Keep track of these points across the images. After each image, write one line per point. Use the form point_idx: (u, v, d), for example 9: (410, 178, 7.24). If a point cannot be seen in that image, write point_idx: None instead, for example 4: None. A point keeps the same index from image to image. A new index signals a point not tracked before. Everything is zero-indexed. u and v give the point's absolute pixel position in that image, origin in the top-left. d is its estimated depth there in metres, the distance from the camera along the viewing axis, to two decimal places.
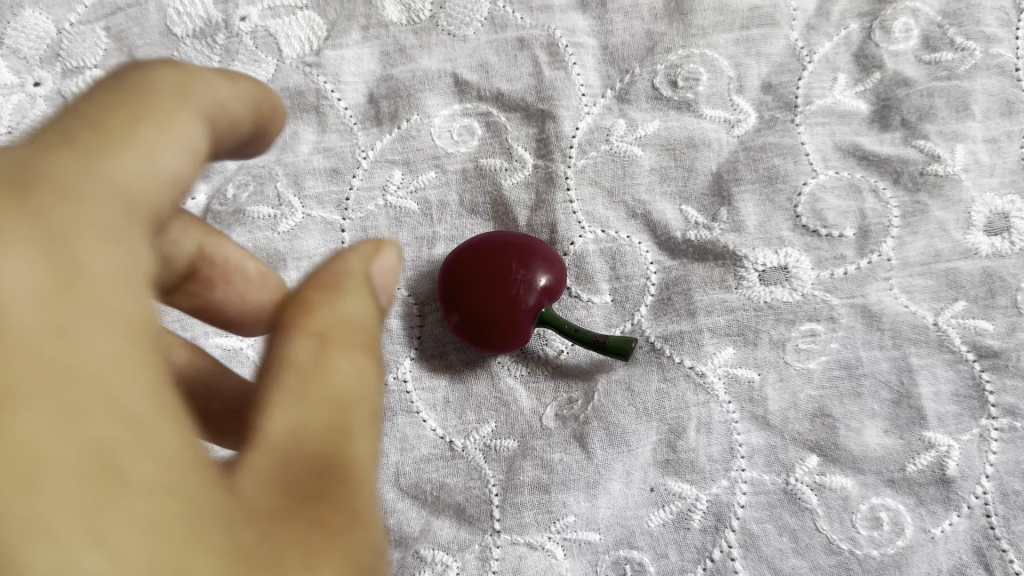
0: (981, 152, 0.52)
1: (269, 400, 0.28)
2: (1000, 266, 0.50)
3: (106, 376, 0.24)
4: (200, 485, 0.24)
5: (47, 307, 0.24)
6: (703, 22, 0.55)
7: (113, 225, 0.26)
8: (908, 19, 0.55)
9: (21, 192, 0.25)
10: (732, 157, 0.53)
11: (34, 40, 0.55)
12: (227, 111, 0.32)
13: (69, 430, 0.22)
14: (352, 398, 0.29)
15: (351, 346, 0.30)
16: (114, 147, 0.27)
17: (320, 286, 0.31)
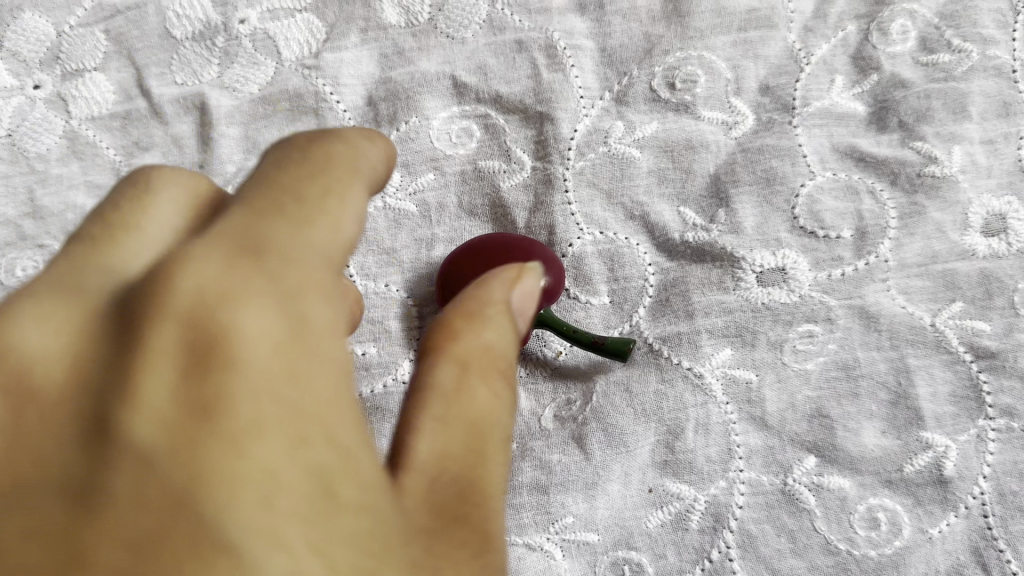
0: (978, 153, 0.52)
1: (423, 423, 0.30)
2: (996, 267, 0.50)
3: (325, 411, 0.26)
4: (377, 509, 0.27)
5: (273, 346, 0.26)
6: (701, 24, 0.55)
7: (320, 283, 0.28)
8: (905, 20, 0.55)
9: (257, 251, 0.27)
10: (730, 159, 0.53)
11: (33, 43, 0.55)
12: (377, 180, 0.32)
13: (296, 455, 0.25)
14: (488, 427, 0.31)
15: (489, 373, 0.31)
16: (313, 224, 0.28)
17: (464, 313, 0.32)
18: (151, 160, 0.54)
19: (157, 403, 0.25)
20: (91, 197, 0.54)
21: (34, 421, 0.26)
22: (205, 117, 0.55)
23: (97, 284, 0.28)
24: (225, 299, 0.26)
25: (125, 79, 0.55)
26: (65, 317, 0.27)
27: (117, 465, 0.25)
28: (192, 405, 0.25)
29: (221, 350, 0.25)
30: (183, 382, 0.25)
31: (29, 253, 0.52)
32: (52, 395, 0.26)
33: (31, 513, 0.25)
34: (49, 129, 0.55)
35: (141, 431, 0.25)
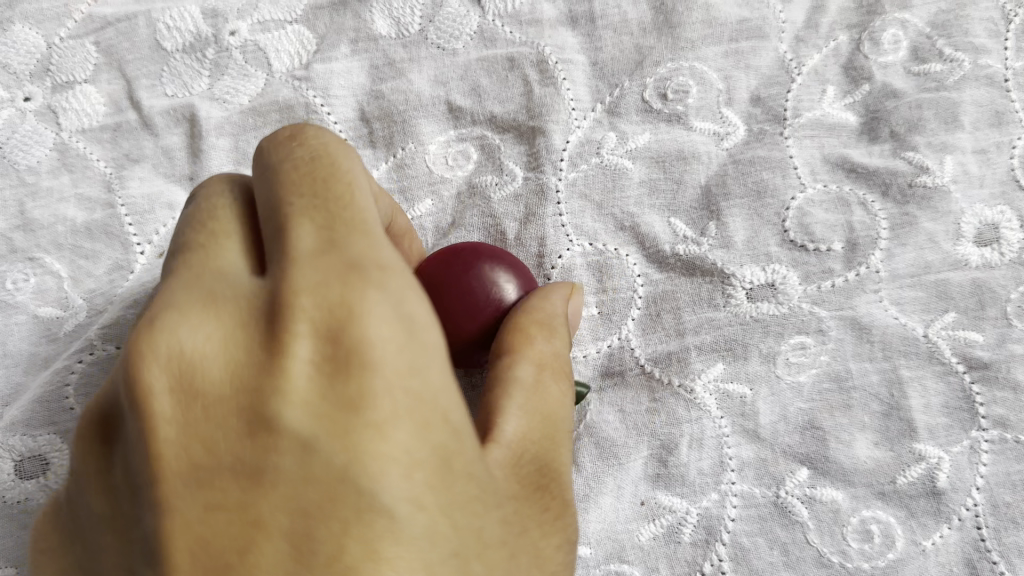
0: (970, 162, 0.52)
1: (512, 400, 0.38)
2: (989, 276, 0.50)
3: (439, 397, 0.32)
4: (479, 476, 0.34)
5: (397, 347, 0.31)
6: (692, 35, 0.55)
7: (409, 280, 0.33)
8: (897, 30, 0.55)
9: (360, 264, 0.32)
10: (721, 170, 0.53)
11: (24, 54, 0.55)
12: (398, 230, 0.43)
13: (421, 439, 0.31)
14: (557, 418, 0.40)
15: (557, 374, 0.40)
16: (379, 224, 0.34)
17: (535, 324, 0.41)
18: (142, 172, 0.54)
19: (309, 397, 0.31)
20: (81, 209, 0.53)
21: (197, 415, 0.31)
22: (195, 129, 0.54)
23: (222, 288, 0.33)
24: (353, 312, 0.31)
25: (115, 91, 0.55)
26: (217, 326, 0.32)
27: (285, 448, 0.30)
28: (338, 401, 0.31)
29: (357, 356, 0.31)
30: (328, 382, 0.31)
31: (19, 266, 0.52)
32: (211, 390, 0.31)
33: (204, 491, 0.31)
34: (39, 141, 0.54)
35: (295, 421, 0.30)
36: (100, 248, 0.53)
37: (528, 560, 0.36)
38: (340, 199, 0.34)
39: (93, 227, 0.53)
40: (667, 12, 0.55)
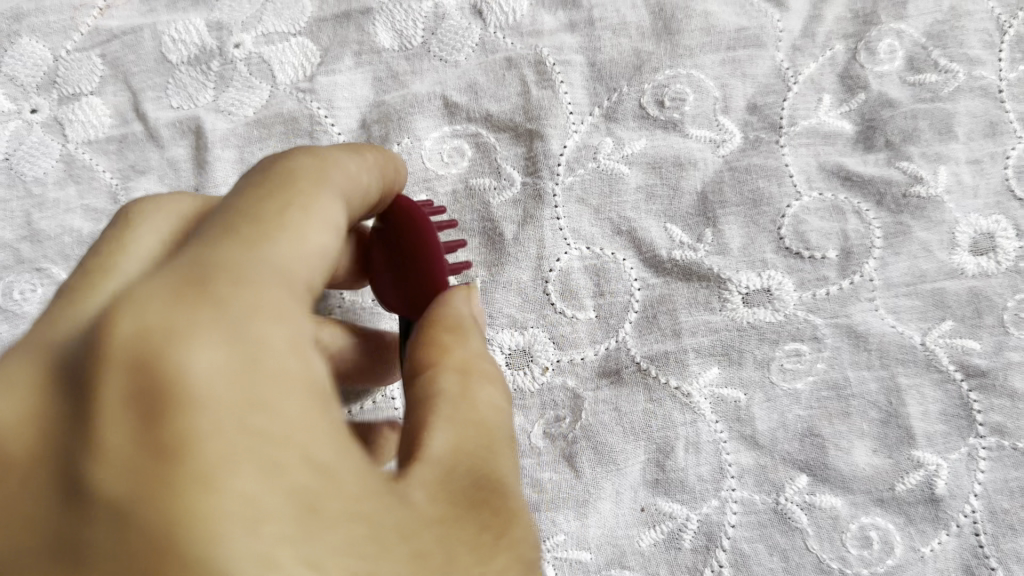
0: (965, 173, 0.53)
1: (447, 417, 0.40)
2: (986, 285, 0.50)
3: (297, 430, 0.27)
4: (372, 512, 0.28)
5: (229, 374, 0.26)
6: (691, 42, 0.55)
7: (268, 292, 0.29)
8: (892, 40, 0.55)
9: (200, 281, 0.28)
10: (717, 177, 0.54)
11: (31, 67, 0.56)
12: (312, 210, 0.33)
13: (275, 485, 0.26)
14: (491, 427, 0.35)
15: (483, 378, 0.36)
16: (268, 237, 0.31)
17: (454, 326, 0.37)
18: (148, 183, 0.55)
19: (121, 452, 0.26)
20: (87, 220, 0.54)
21: (18, 485, 0.28)
22: (200, 141, 0.55)
23: (59, 336, 0.30)
24: (172, 341, 0.26)
25: (121, 102, 0.56)
26: (37, 381, 0.29)
27: (100, 516, 0.26)
28: (153, 451, 0.25)
29: (173, 394, 0.26)
30: (142, 427, 0.26)
31: (27, 276, 0.53)
32: (25, 457, 0.28)
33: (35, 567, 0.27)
34: (46, 153, 0.55)
35: (108, 485, 0.26)
36: None
37: None
38: (228, 220, 0.31)
39: None
40: (666, 18, 0.55)
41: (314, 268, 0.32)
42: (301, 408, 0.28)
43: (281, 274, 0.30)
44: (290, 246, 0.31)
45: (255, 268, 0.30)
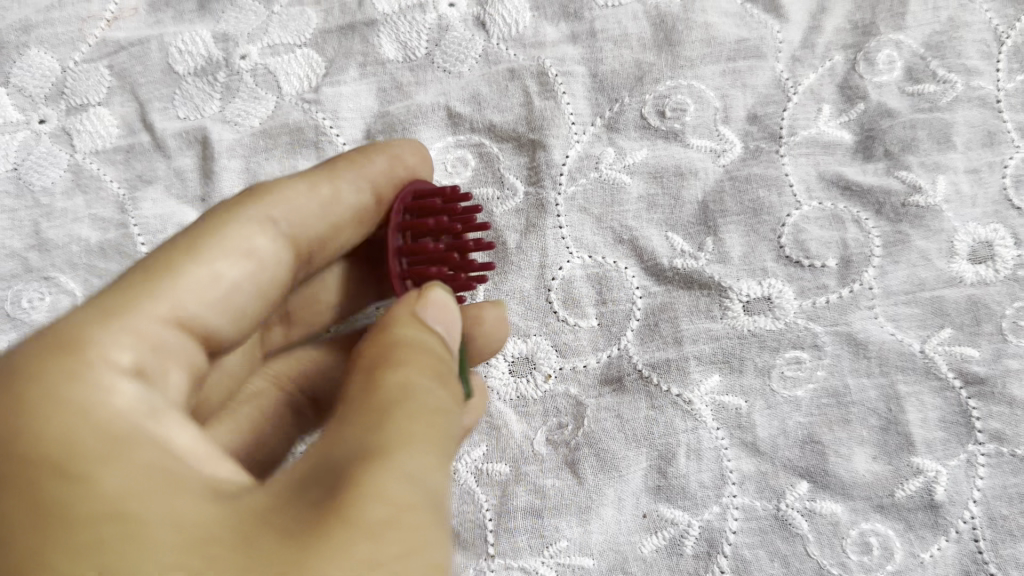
0: (963, 182, 0.53)
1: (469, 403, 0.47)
2: (985, 293, 0.51)
3: (77, 435, 0.29)
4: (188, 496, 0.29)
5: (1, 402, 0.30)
6: (691, 53, 0.56)
7: (84, 330, 0.32)
8: (891, 51, 0.56)
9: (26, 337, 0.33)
10: (718, 186, 0.54)
11: (39, 78, 0.57)
12: (201, 247, 0.36)
13: (34, 484, 0.28)
14: (378, 411, 0.32)
15: (397, 356, 0.35)
16: (137, 285, 0.34)
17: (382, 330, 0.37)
18: (155, 194, 0.55)
19: None
20: (95, 229, 0.55)
21: None
22: (207, 151, 0.56)
23: None
24: None
25: (128, 113, 0.57)
26: None
27: None
28: None
29: None
30: None
31: (35, 285, 0.54)
32: None
33: None
34: (54, 163, 0.56)
35: None
36: (114, 267, 0.54)
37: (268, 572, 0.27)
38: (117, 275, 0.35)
39: (107, 247, 0.55)
40: (667, 30, 0.56)
41: (195, 309, 0.35)
42: (88, 433, 0.29)
43: (135, 322, 0.33)
44: (158, 288, 0.35)
45: (89, 316, 0.33)
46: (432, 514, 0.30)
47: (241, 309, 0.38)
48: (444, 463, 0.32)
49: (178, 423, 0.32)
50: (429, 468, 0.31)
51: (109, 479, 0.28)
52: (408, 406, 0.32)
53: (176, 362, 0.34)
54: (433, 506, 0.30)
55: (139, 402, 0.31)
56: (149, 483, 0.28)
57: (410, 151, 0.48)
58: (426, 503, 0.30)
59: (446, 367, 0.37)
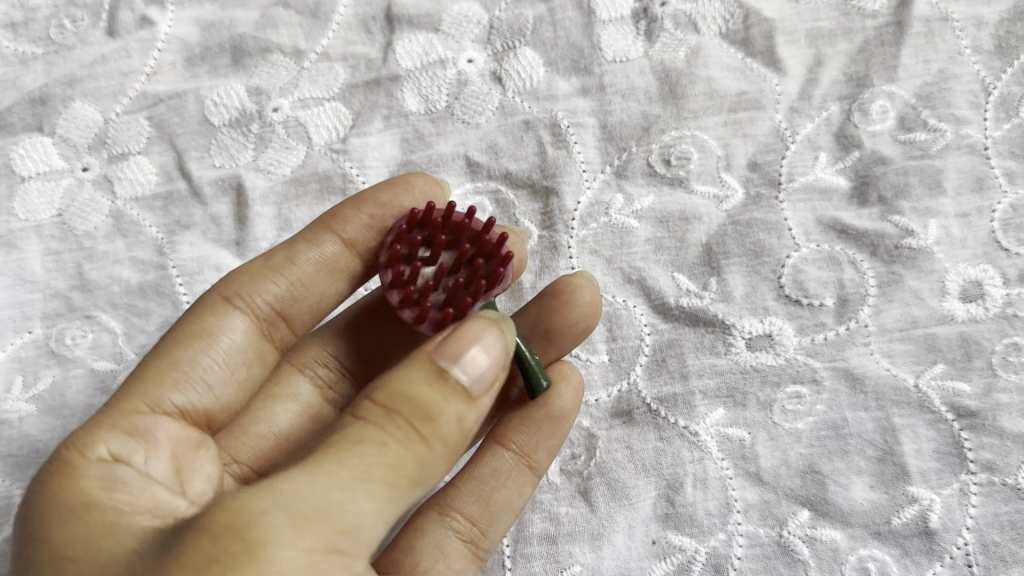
0: (953, 226, 0.56)
1: (560, 381, 0.51)
2: (975, 330, 0.54)
3: (92, 498, 0.37)
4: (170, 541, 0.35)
5: None
6: (695, 106, 0.60)
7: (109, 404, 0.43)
8: (885, 101, 0.60)
9: None
10: (721, 230, 0.58)
11: (82, 128, 0.62)
12: (176, 345, 0.44)
13: (69, 534, 0.37)
14: (341, 456, 0.35)
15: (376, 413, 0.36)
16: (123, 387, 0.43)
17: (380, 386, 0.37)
18: (192, 237, 0.59)
19: None
20: (135, 271, 0.58)
21: None
22: (241, 198, 0.59)
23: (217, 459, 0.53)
24: None
25: (166, 162, 0.61)
26: None
27: None
28: None
29: None
30: None
31: (78, 323, 0.57)
32: None
33: None
34: (96, 208, 0.60)
35: None
36: (152, 306, 0.57)
37: None
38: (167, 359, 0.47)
39: (146, 287, 0.58)
40: (672, 84, 0.60)
41: (168, 396, 0.43)
42: (64, 493, 0.38)
43: (109, 418, 0.41)
44: (138, 385, 0.42)
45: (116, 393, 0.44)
46: (314, 540, 0.33)
47: (209, 383, 0.44)
48: (362, 495, 0.35)
49: (148, 482, 0.39)
50: (326, 494, 0.34)
51: (91, 521, 0.37)
52: (345, 446, 0.35)
53: (160, 444, 0.41)
54: (316, 527, 0.34)
55: (129, 478, 0.38)
56: (96, 528, 0.37)
57: (383, 188, 0.52)
58: (304, 518, 0.33)
59: (428, 417, 0.36)
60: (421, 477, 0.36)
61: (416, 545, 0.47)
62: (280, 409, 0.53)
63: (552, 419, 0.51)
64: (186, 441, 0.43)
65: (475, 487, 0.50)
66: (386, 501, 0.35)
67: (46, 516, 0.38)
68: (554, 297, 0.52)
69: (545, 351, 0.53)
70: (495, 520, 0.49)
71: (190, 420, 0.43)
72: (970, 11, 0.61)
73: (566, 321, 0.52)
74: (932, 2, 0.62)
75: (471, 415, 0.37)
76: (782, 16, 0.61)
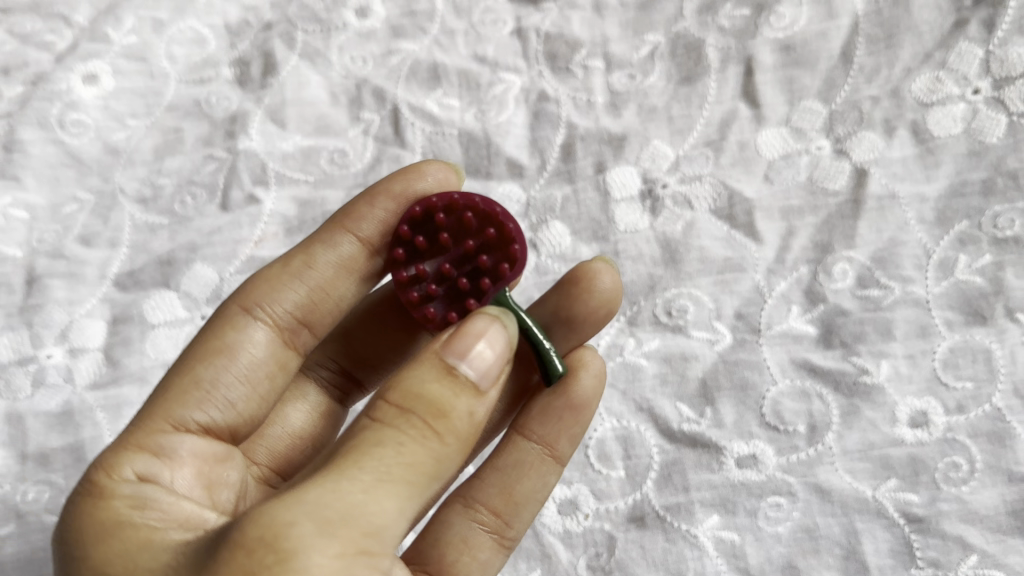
0: (902, 364, 0.71)
1: (584, 370, 0.64)
2: (921, 451, 0.67)
3: (122, 517, 0.50)
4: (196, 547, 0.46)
5: None
6: (690, 270, 0.76)
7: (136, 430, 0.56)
8: (845, 264, 0.74)
9: None
10: (714, 367, 0.73)
11: (202, 286, 0.80)
12: (202, 363, 0.59)
13: (104, 544, 0.49)
14: (361, 459, 0.46)
15: (395, 417, 0.47)
16: (147, 422, 0.57)
17: (391, 394, 0.48)
18: None
19: None
20: None
21: None
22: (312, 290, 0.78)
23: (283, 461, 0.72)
24: None
25: None
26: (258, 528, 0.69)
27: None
28: None
29: None
30: None
31: None
32: None
33: None
34: None
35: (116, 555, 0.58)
36: None
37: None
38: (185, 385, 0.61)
39: None
40: (672, 251, 0.77)
41: (190, 415, 0.58)
42: (102, 513, 0.51)
43: (142, 437, 0.56)
44: (164, 405, 0.57)
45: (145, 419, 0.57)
46: (343, 540, 0.43)
47: (228, 399, 0.59)
48: (384, 496, 0.45)
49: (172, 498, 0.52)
50: (352, 498, 0.44)
51: (129, 534, 0.49)
52: (370, 449, 0.46)
53: (182, 458, 0.56)
54: (341, 526, 0.44)
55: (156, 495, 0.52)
56: (133, 540, 0.49)
57: (395, 184, 0.66)
58: (330, 523, 0.43)
59: (441, 415, 0.47)
60: (437, 470, 0.48)
61: (444, 536, 0.61)
62: (292, 412, 0.72)
63: (575, 408, 0.64)
64: (207, 454, 0.58)
65: (499, 481, 0.64)
66: (405, 497, 0.46)
67: (84, 538, 0.50)
68: (577, 284, 0.66)
69: (569, 337, 0.67)
70: (516, 509, 0.64)
71: (212, 430, 0.59)
72: (913, 190, 0.76)
73: (588, 306, 0.66)
74: (882, 183, 0.77)
75: (477, 407, 0.49)
76: (759, 196, 0.78)
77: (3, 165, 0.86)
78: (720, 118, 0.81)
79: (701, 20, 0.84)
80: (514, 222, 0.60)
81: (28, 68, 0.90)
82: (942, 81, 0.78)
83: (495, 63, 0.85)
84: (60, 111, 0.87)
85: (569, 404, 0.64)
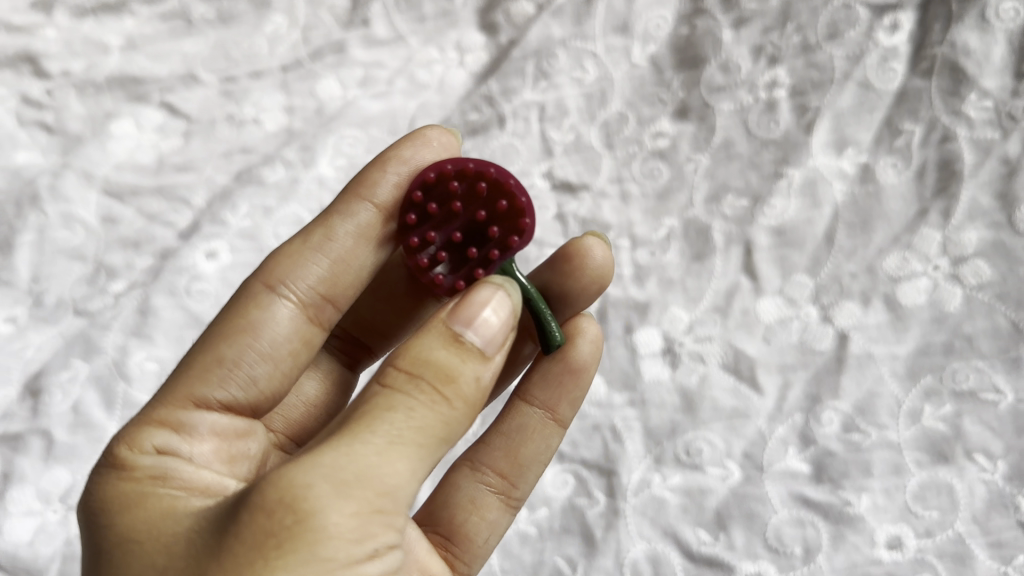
0: (879, 497, 0.88)
1: (581, 342, 0.83)
2: (897, 569, 0.85)
3: (146, 495, 0.64)
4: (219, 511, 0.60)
5: None
6: (705, 416, 0.94)
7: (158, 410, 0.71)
8: (831, 413, 0.92)
9: None
10: (726, 499, 0.90)
11: None
12: (229, 343, 0.74)
13: (137, 511, 0.63)
14: (373, 423, 0.58)
15: (407, 387, 0.60)
16: (168, 405, 0.71)
17: (401, 366, 0.61)
18: None
19: None
20: None
21: None
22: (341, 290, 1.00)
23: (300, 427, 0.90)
24: None
25: None
26: None
27: None
28: None
29: None
30: None
31: None
32: None
33: None
34: None
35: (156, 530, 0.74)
36: None
37: (272, 530, 0.55)
38: None
39: None
40: (690, 400, 0.95)
41: (213, 394, 0.73)
42: (127, 484, 0.66)
43: (167, 415, 0.71)
44: (190, 385, 0.72)
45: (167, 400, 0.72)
46: (357, 500, 0.56)
47: (250, 378, 0.74)
48: (396, 459, 0.58)
49: (194, 471, 0.68)
50: (367, 461, 0.57)
51: (155, 501, 0.64)
52: (384, 412, 0.59)
53: (203, 434, 0.72)
54: (354, 487, 0.56)
55: (176, 470, 0.67)
56: (161, 507, 0.63)
57: (403, 154, 0.81)
58: (346, 483, 0.56)
59: (450, 381, 0.61)
60: (443, 433, 0.60)
61: (455, 497, 0.81)
62: (307, 383, 0.90)
63: (574, 371, 0.84)
64: (225, 428, 0.74)
65: (504, 444, 0.83)
66: (415, 459, 0.58)
67: (111, 509, 0.65)
68: (574, 263, 0.83)
69: (566, 309, 0.84)
70: (520, 470, 0.83)
71: (233, 406, 0.74)
72: (888, 350, 0.93)
73: (582, 283, 0.83)
74: (862, 345, 0.94)
75: (482, 374, 0.62)
76: (760, 354, 0.96)
77: (139, 326, 1.05)
78: (726, 289, 1.00)
79: (708, 208, 1.04)
80: (526, 197, 0.74)
81: (155, 243, 1.10)
82: (909, 260, 0.96)
83: (542, 242, 1.06)
84: (187, 281, 1.07)
85: (570, 368, 0.83)
